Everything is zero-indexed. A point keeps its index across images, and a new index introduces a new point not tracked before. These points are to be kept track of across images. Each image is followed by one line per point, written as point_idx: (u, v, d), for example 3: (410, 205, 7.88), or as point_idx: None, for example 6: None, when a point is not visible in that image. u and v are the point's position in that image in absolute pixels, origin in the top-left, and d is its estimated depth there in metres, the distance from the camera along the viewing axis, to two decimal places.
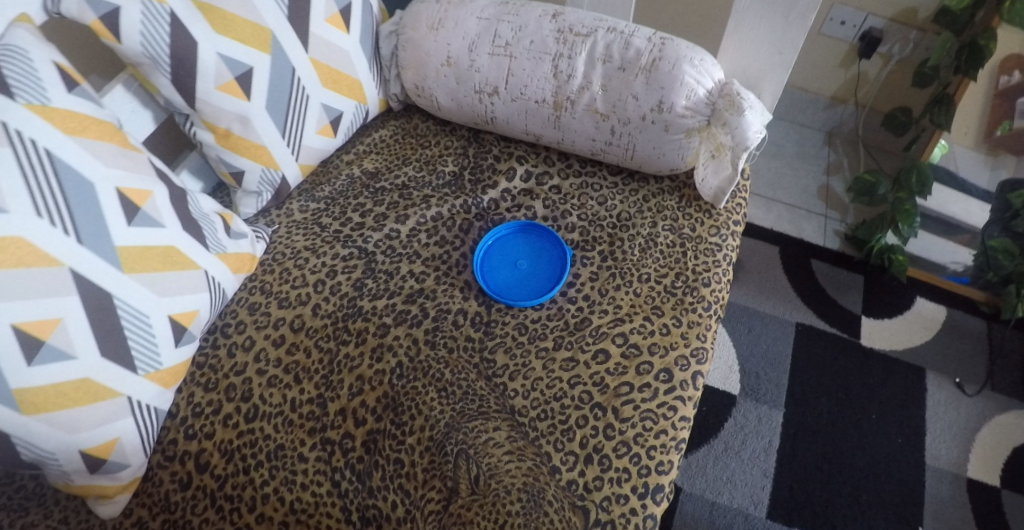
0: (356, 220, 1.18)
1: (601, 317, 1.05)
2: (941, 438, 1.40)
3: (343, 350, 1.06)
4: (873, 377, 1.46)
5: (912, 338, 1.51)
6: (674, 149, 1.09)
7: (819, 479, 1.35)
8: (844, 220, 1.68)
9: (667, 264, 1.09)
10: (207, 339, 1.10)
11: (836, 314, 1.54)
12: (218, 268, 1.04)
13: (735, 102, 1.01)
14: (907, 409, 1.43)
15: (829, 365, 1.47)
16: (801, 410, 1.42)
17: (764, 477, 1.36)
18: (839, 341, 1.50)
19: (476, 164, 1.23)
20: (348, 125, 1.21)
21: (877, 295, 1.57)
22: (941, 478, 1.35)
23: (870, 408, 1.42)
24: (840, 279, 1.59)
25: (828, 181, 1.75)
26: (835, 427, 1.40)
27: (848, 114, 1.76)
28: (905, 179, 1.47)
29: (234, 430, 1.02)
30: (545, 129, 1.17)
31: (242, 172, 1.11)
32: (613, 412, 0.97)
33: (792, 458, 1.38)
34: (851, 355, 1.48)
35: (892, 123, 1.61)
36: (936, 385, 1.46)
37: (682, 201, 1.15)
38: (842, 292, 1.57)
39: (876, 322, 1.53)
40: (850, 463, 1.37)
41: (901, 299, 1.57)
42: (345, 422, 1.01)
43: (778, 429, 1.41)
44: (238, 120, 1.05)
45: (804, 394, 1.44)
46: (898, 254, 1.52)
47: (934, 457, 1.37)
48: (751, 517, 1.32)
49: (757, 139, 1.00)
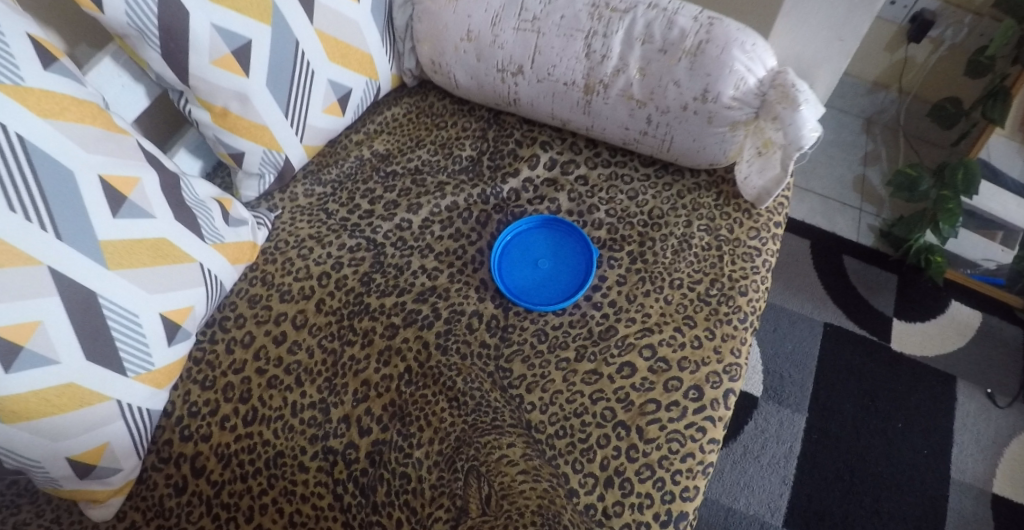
0: (364, 208, 1.09)
1: (627, 326, 0.97)
2: (968, 451, 1.34)
3: (348, 351, 0.98)
4: (901, 383, 1.40)
5: (945, 343, 1.45)
6: (716, 143, 0.99)
7: (840, 489, 1.30)
8: (880, 214, 1.61)
9: (701, 269, 1.01)
10: (204, 333, 1.02)
11: (867, 315, 1.47)
12: (215, 260, 0.96)
13: (790, 96, 0.90)
14: (935, 418, 1.37)
15: (856, 369, 1.41)
16: (825, 416, 1.36)
17: (782, 483, 1.30)
18: (868, 344, 1.44)
19: (496, 149, 1.13)
20: (357, 103, 1.12)
21: (912, 296, 1.50)
22: (965, 493, 1.30)
23: (896, 417, 1.36)
24: (874, 277, 1.52)
25: (865, 172, 1.68)
26: (859, 435, 1.34)
27: (891, 103, 1.69)
28: (951, 176, 1.37)
29: (232, 434, 0.95)
30: (574, 114, 1.06)
31: (242, 154, 1.03)
32: (637, 432, 0.90)
33: (813, 465, 1.32)
34: (880, 359, 1.42)
35: (940, 114, 1.50)
36: (966, 396, 1.40)
37: (720, 198, 1.06)
38: (874, 292, 1.50)
39: (908, 326, 1.46)
40: (873, 473, 1.31)
41: (935, 301, 1.50)
42: (348, 430, 0.93)
43: (800, 434, 1.35)
44: (236, 98, 0.97)
45: (829, 399, 1.38)
46: (937, 253, 1.45)
47: (959, 470, 1.32)
48: (767, 525, 1.26)
49: (811, 139, 0.89)
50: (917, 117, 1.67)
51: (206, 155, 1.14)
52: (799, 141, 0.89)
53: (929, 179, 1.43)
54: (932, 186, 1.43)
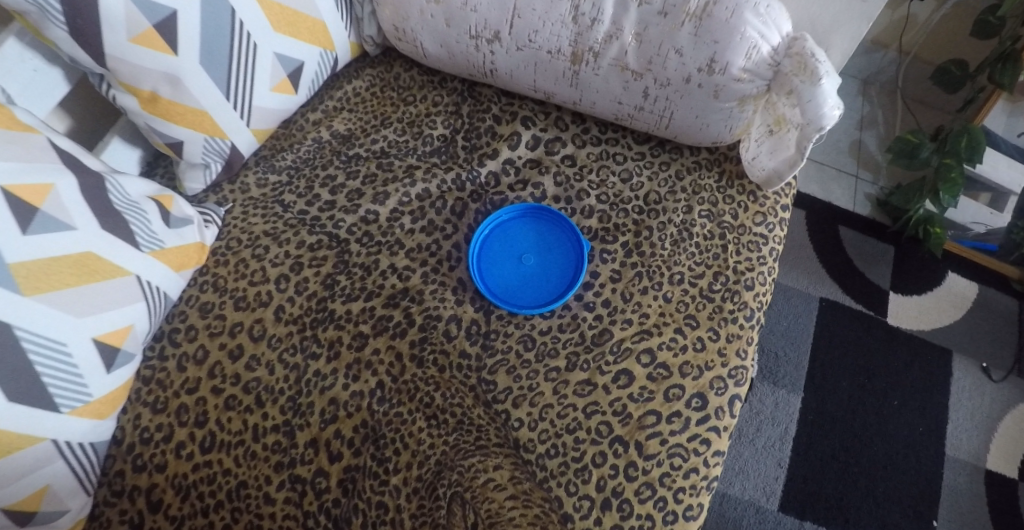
0: (325, 198, 0.97)
1: (623, 329, 0.88)
2: (962, 427, 1.30)
3: (312, 366, 0.87)
4: (898, 359, 1.35)
5: (941, 317, 1.40)
6: (721, 120, 0.88)
7: (836, 470, 1.25)
8: (877, 182, 1.53)
9: (703, 260, 0.91)
10: (152, 349, 0.91)
11: (863, 288, 1.41)
12: (155, 270, 0.85)
13: (810, 69, 0.78)
14: (930, 394, 1.32)
15: (853, 345, 1.35)
16: (821, 396, 1.30)
17: (778, 467, 1.25)
18: (864, 319, 1.38)
19: (471, 126, 1.01)
20: (312, 77, 0.98)
21: (909, 267, 1.44)
22: (960, 470, 1.26)
23: (892, 394, 1.31)
24: (870, 248, 1.45)
25: (861, 136, 1.59)
26: (855, 414, 1.29)
27: (888, 64, 1.60)
28: (952, 143, 1.28)
29: (189, 463, 0.85)
30: (559, 87, 0.94)
31: (180, 143, 0.90)
32: (636, 448, 0.82)
33: (809, 447, 1.26)
34: (876, 335, 1.36)
35: (944, 78, 1.41)
36: (962, 370, 1.35)
37: (722, 179, 0.95)
38: (870, 264, 1.43)
39: (904, 299, 1.40)
40: (868, 453, 1.26)
41: (931, 273, 1.44)
42: (317, 456, 0.83)
43: (796, 415, 1.29)
44: (166, 80, 0.84)
45: (825, 378, 1.32)
46: (936, 225, 1.37)
47: (954, 447, 1.28)
48: (763, 510, 1.21)
49: (833, 117, 0.78)
50: (918, 79, 1.59)
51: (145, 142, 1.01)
52: (820, 120, 0.78)
53: (930, 146, 1.33)
54: (933, 152, 1.33)
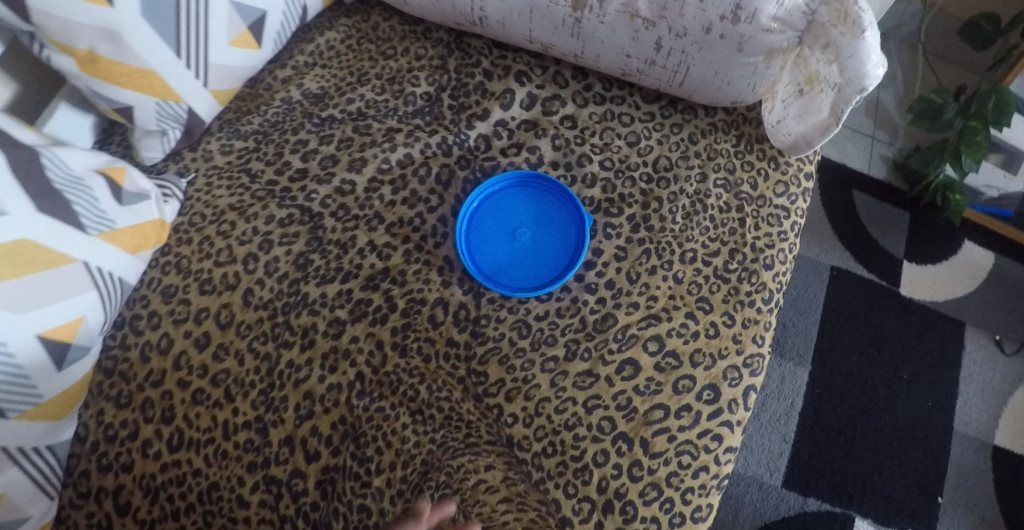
0: (296, 167, 0.87)
1: (629, 314, 0.79)
2: (972, 402, 1.22)
3: (285, 356, 0.79)
4: (909, 331, 1.26)
5: (955, 288, 1.29)
6: (744, 77, 0.77)
7: (842, 445, 1.18)
8: (894, 143, 1.38)
9: (718, 236, 0.82)
10: (113, 337, 0.83)
11: (876, 257, 1.30)
12: (105, 255, 0.76)
13: (852, 19, 0.67)
14: (942, 369, 1.24)
15: (869, 315, 1.26)
16: (830, 369, 1.23)
17: (782, 442, 1.18)
18: (877, 290, 1.28)
19: (459, 82, 0.89)
20: (278, 29, 0.87)
21: (925, 234, 1.32)
22: (967, 446, 1.20)
23: (902, 367, 1.23)
24: (883, 215, 1.33)
25: (879, 94, 1.41)
26: (864, 389, 1.22)
27: (909, 17, 1.37)
28: (977, 105, 1.10)
29: (157, 462, 0.78)
30: (559, 37, 0.83)
31: (129, 108, 0.80)
32: (641, 445, 0.75)
33: (814, 424, 1.19)
34: (889, 306, 1.27)
35: (972, 34, 1.20)
36: (974, 343, 1.26)
37: (740, 142, 0.85)
38: (884, 232, 1.32)
39: (917, 268, 1.30)
40: (874, 430, 1.20)
41: (946, 241, 1.32)
42: (293, 455, 0.76)
43: (803, 390, 1.21)
44: (103, 36, 0.73)
45: (835, 350, 1.24)
46: (956, 191, 1.23)
47: (962, 422, 1.21)
48: (766, 487, 1.15)
49: (878, 77, 0.67)
50: (943, 35, 1.36)
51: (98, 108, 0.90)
52: (863, 79, 0.67)
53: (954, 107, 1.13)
54: (957, 114, 1.14)
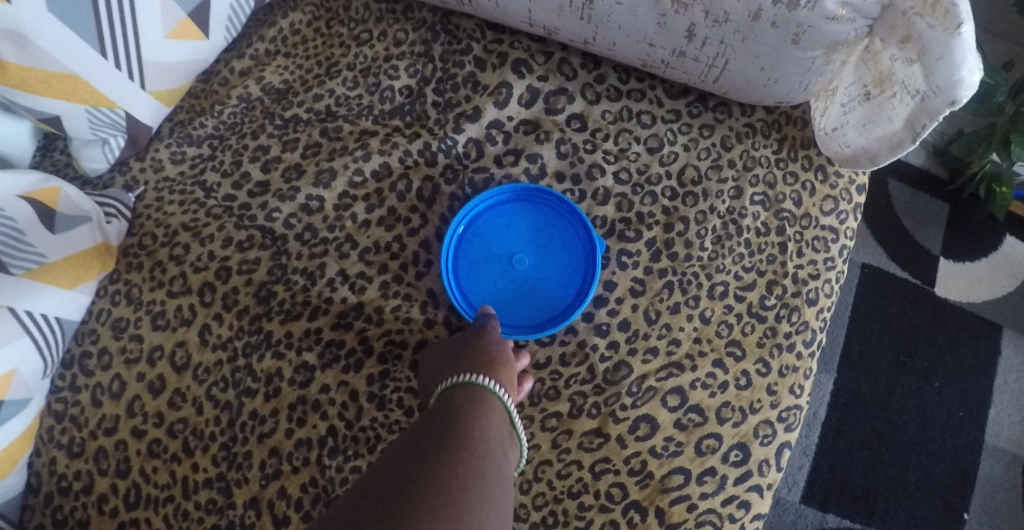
0: (257, 179, 0.75)
1: (645, 363, 0.67)
2: (1007, 410, 1.04)
3: (247, 405, 0.69)
4: (942, 334, 1.07)
5: (993, 289, 1.08)
6: (795, 74, 0.62)
7: (867, 459, 1.02)
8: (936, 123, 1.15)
9: (754, 265, 0.68)
10: (62, 377, 0.74)
11: (910, 253, 1.10)
12: (37, 295, 0.66)
13: (944, 7, 0.51)
14: (978, 377, 1.05)
15: (903, 320, 1.07)
16: (857, 376, 1.05)
17: (802, 455, 1.02)
18: (911, 292, 1.08)
19: (445, 73, 0.75)
20: (228, 15, 0.73)
21: (966, 227, 1.10)
22: (997, 460, 1.02)
23: (934, 374, 1.05)
24: (920, 205, 1.11)
25: None
26: (891, 398, 1.04)
27: None
28: None
29: (113, 521, 0.70)
30: (564, 20, 0.67)
31: (57, 118, 0.68)
32: (657, 516, 0.64)
33: (837, 435, 1.03)
34: (922, 308, 1.07)
35: None
36: (1011, 347, 1.06)
37: (783, 148, 0.70)
38: (920, 225, 1.11)
39: (952, 267, 1.09)
40: (900, 442, 1.03)
41: (988, 236, 1.10)
42: (259, 520, 0.67)
43: (826, 399, 1.05)
44: (7, 38, 0.60)
45: (863, 357, 1.06)
46: (1004, 184, 0.99)
47: (993, 433, 1.03)
48: (781, 503, 1.00)
49: (974, 85, 0.51)
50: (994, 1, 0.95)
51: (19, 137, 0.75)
52: (956, 88, 0.51)
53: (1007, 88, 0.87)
54: (1009, 97, 0.89)
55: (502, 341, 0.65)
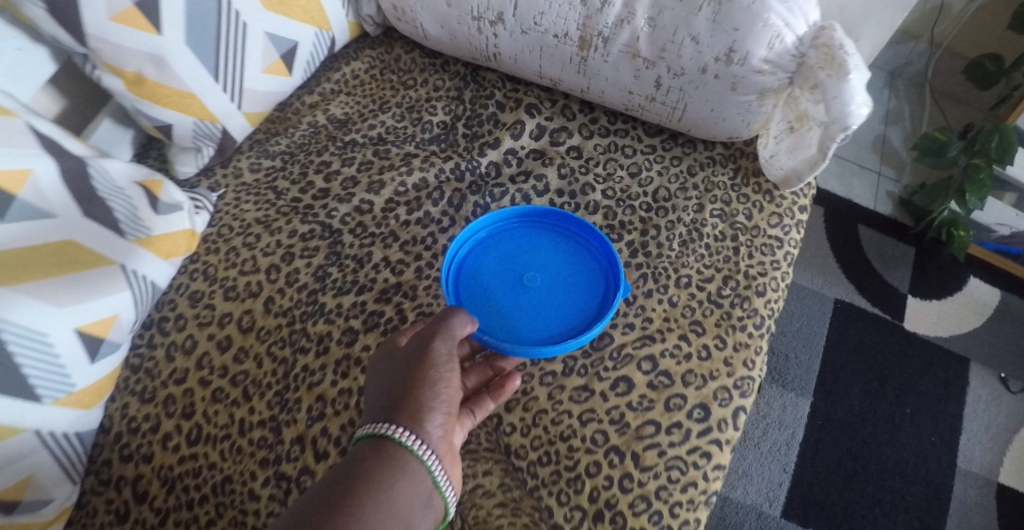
0: (319, 186, 0.93)
1: (624, 334, 0.84)
2: (976, 438, 1.24)
3: (301, 361, 0.85)
4: (913, 366, 1.29)
5: (962, 325, 1.35)
6: (737, 114, 0.83)
7: (841, 477, 1.19)
8: (899, 180, 1.52)
9: (713, 263, 0.86)
10: (141, 337, 0.89)
11: (878, 292, 1.37)
12: (143, 259, 0.82)
13: (837, 62, 0.73)
14: (950, 405, 1.26)
15: (873, 348, 1.31)
16: (831, 400, 1.26)
17: (782, 472, 1.20)
18: (880, 322, 1.33)
19: (473, 113, 0.97)
20: (308, 59, 0.94)
21: (930, 270, 1.40)
22: (970, 483, 1.20)
23: (905, 402, 1.26)
24: (887, 249, 1.42)
25: (886, 132, 1.59)
26: (865, 421, 1.24)
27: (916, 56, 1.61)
28: (982, 143, 1.25)
29: (175, 455, 0.83)
30: (566, 74, 0.89)
31: (170, 126, 0.86)
32: (632, 459, 0.78)
33: (815, 454, 1.21)
34: (891, 339, 1.32)
35: (977, 74, 1.41)
36: (979, 380, 1.29)
37: (737, 176, 0.91)
38: (889, 267, 1.40)
39: (921, 304, 1.36)
40: (876, 464, 1.21)
41: (952, 279, 1.40)
42: (303, 454, 0.81)
43: (804, 421, 1.24)
44: (151, 61, 0.79)
45: (836, 382, 1.27)
46: (960, 228, 1.34)
47: (966, 458, 1.22)
48: (765, 515, 1.16)
49: (861, 116, 0.72)
50: (948, 74, 1.58)
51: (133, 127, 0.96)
52: (846, 118, 0.72)
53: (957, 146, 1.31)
54: (961, 151, 1.31)
55: (452, 371, 0.71)
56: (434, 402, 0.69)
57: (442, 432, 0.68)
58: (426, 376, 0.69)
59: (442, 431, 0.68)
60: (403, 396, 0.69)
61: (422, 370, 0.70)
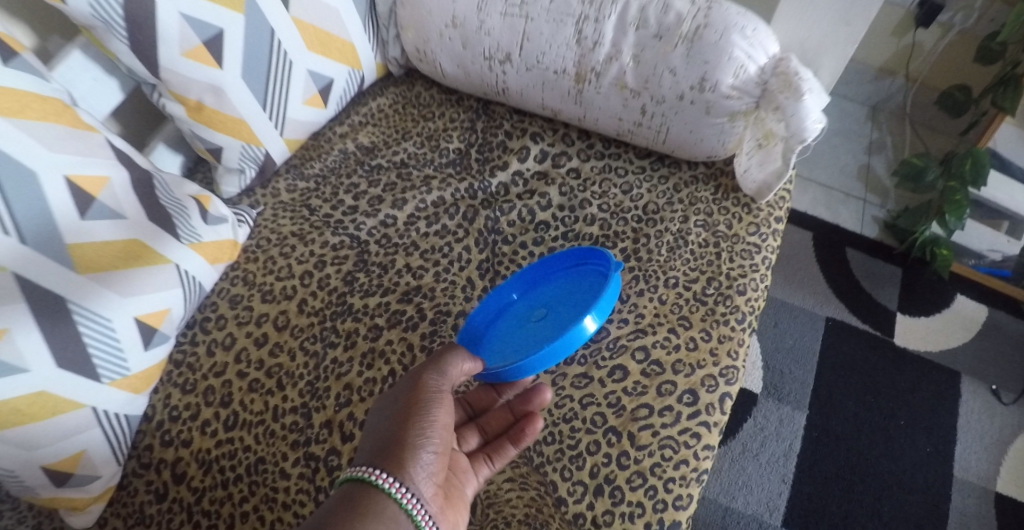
0: (348, 203, 1.05)
1: (620, 328, 0.94)
2: (971, 448, 1.30)
3: (330, 354, 0.95)
4: (904, 380, 1.37)
5: (950, 339, 1.42)
6: (713, 135, 0.95)
7: (840, 487, 1.26)
8: (884, 205, 1.60)
9: (697, 266, 0.97)
10: (184, 335, 0.98)
11: (870, 310, 1.44)
12: (193, 260, 0.93)
13: (793, 85, 0.87)
14: (943, 417, 1.33)
15: (865, 365, 1.38)
16: (825, 413, 1.32)
17: (780, 482, 1.26)
18: (871, 339, 1.41)
19: (485, 140, 1.10)
20: (340, 94, 1.08)
21: (918, 288, 1.48)
22: (966, 492, 1.26)
23: (898, 414, 1.33)
24: (875, 271, 1.50)
25: (869, 161, 1.68)
26: (860, 433, 1.31)
27: (895, 91, 1.71)
28: (957, 167, 1.35)
29: (212, 439, 0.92)
30: (565, 104, 1.02)
31: (220, 149, 0.99)
32: (629, 438, 0.86)
33: (812, 465, 1.28)
34: (882, 356, 1.39)
35: (949, 103, 1.53)
36: (970, 392, 1.37)
37: (718, 192, 1.02)
38: (877, 286, 1.48)
39: (911, 321, 1.44)
40: (873, 473, 1.27)
41: (940, 297, 1.48)
42: (331, 436, 0.90)
43: (800, 432, 1.31)
44: (211, 91, 0.92)
45: (831, 395, 1.34)
46: (943, 246, 1.43)
47: (962, 468, 1.28)
48: (765, 525, 1.22)
49: (815, 130, 0.87)
50: (925, 107, 1.69)
51: (185, 149, 1.09)
52: (802, 133, 0.87)
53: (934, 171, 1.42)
54: (938, 176, 1.42)
55: (444, 409, 0.76)
56: (425, 440, 0.74)
57: (433, 468, 0.74)
58: (416, 417, 0.75)
59: (433, 467, 0.74)
60: (393, 435, 0.74)
61: (414, 411, 0.75)
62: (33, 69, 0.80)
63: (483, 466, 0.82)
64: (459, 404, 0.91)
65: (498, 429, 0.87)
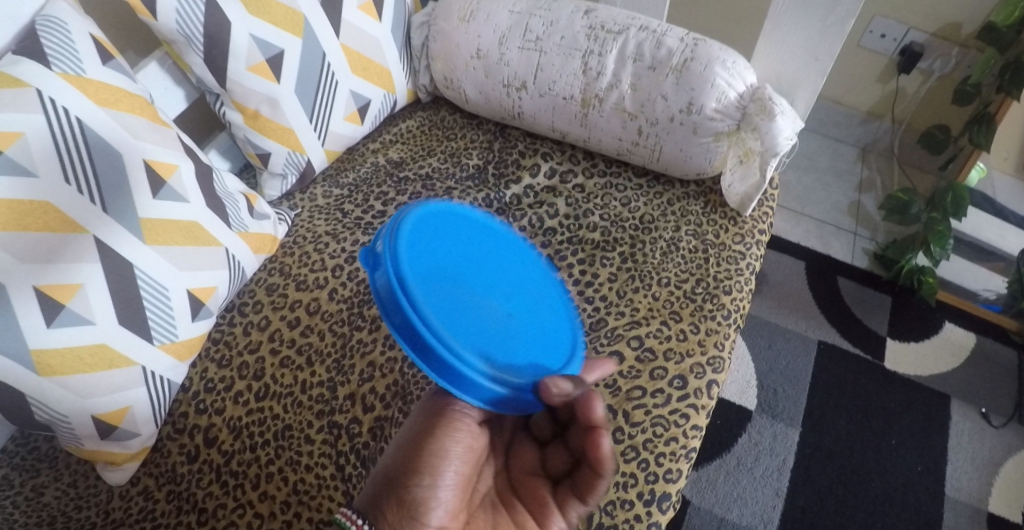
0: (378, 208, 1.18)
1: (617, 319, 1.04)
2: (962, 469, 1.35)
3: (356, 335, 1.05)
4: (894, 401, 1.43)
5: (941, 363, 1.49)
6: (702, 153, 1.08)
7: (834, 502, 1.30)
8: (874, 239, 1.71)
9: (688, 269, 1.07)
10: (224, 317, 1.10)
11: (861, 335, 1.52)
12: (239, 247, 1.06)
13: (766, 108, 1.01)
14: (934, 438, 1.39)
15: (857, 385, 1.45)
16: (818, 431, 1.38)
17: (775, 496, 1.30)
18: (862, 362, 1.48)
19: (501, 158, 1.23)
20: (375, 114, 1.23)
21: (907, 314, 1.56)
22: (958, 511, 1.30)
23: (890, 433, 1.38)
24: (865, 299, 1.58)
25: (860, 199, 1.80)
26: (853, 450, 1.36)
27: (884, 133, 1.84)
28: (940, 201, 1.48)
29: (244, 408, 1.01)
30: (572, 126, 1.16)
31: (269, 154, 1.13)
32: (624, 416, 0.94)
33: (806, 480, 1.32)
34: (873, 378, 1.46)
35: (930, 141, 1.65)
36: (961, 415, 1.42)
37: (708, 206, 1.14)
38: (868, 313, 1.56)
39: (903, 346, 1.51)
40: (866, 489, 1.32)
41: (931, 324, 1.55)
42: (353, 407, 1.00)
43: (793, 448, 1.36)
44: (267, 102, 1.07)
45: (823, 415, 1.40)
46: (929, 275, 1.53)
47: (953, 487, 1.33)
48: None
49: (786, 146, 1.01)
50: (912, 148, 1.81)
51: (234, 157, 1.25)
52: (775, 147, 1.01)
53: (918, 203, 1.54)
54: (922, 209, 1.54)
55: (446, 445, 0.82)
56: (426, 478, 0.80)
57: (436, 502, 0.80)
58: (411, 456, 0.82)
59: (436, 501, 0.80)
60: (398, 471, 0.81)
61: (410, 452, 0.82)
62: (124, 72, 0.96)
63: (574, 503, 0.83)
64: (551, 422, 0.90)
65: (582, 448, 0.84)
